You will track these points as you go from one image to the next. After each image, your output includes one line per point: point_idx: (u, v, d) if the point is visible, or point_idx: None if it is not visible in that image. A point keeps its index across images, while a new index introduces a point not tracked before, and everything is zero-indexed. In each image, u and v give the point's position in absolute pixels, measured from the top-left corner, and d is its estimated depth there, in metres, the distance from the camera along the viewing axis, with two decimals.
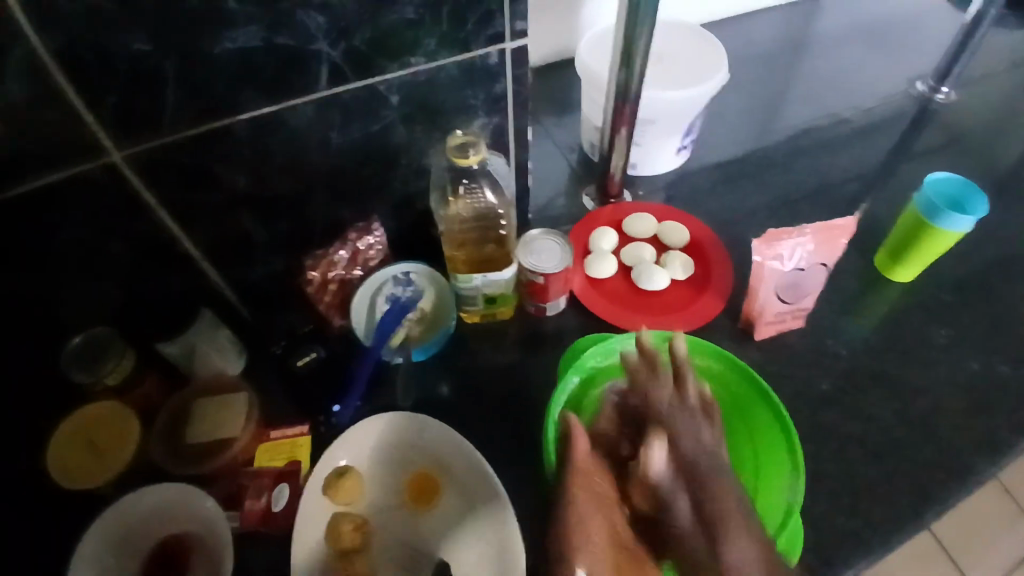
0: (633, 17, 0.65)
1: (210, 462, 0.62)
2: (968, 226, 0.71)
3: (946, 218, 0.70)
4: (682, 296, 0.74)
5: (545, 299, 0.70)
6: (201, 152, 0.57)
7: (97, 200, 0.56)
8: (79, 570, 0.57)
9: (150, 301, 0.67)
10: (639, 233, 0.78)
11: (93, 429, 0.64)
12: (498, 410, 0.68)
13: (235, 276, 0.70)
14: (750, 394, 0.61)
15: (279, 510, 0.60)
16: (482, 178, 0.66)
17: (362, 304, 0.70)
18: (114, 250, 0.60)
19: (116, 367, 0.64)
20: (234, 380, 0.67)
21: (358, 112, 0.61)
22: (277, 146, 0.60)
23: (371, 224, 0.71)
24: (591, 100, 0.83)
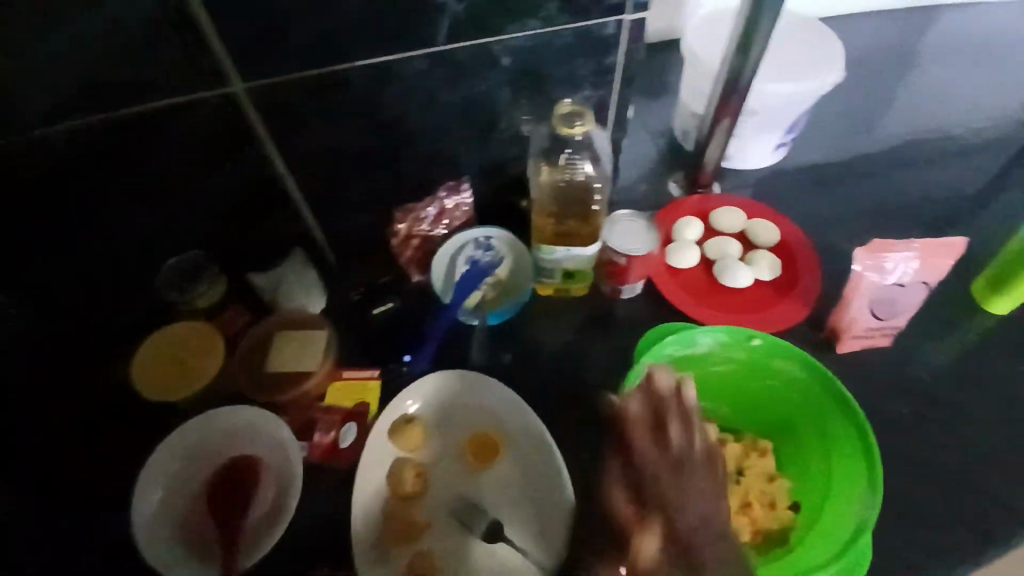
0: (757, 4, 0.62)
1: (285, 392, 0.65)
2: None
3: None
4: (764, 297, 0.72)
5: (623, 281, 0.70)
6: (314, 93, 0.58)
7: (215, 127, 0.58)
8: (150, 476, 0.61)
9: (244, 233, 0.70)
10: (727, 227, 0.75)
11: (178, 348, 0.67)
12: (560, 385, 0.68)
13: (324, 219, 0.71)
14: (829, 403, 0.58)
15: (346, 446, 0.63)
16: (584, 151, 0.67)
17: (441, 263, 0.71)
18: (221, 178, 0.63)
19: (206, 292, 0.68)
20: (314, 317, 0.69)
21: (468, 71, 0.61)
22: (384, 96, 0.60)
23: (461, 183, 0.72)
24: (696, 87, 0.79)
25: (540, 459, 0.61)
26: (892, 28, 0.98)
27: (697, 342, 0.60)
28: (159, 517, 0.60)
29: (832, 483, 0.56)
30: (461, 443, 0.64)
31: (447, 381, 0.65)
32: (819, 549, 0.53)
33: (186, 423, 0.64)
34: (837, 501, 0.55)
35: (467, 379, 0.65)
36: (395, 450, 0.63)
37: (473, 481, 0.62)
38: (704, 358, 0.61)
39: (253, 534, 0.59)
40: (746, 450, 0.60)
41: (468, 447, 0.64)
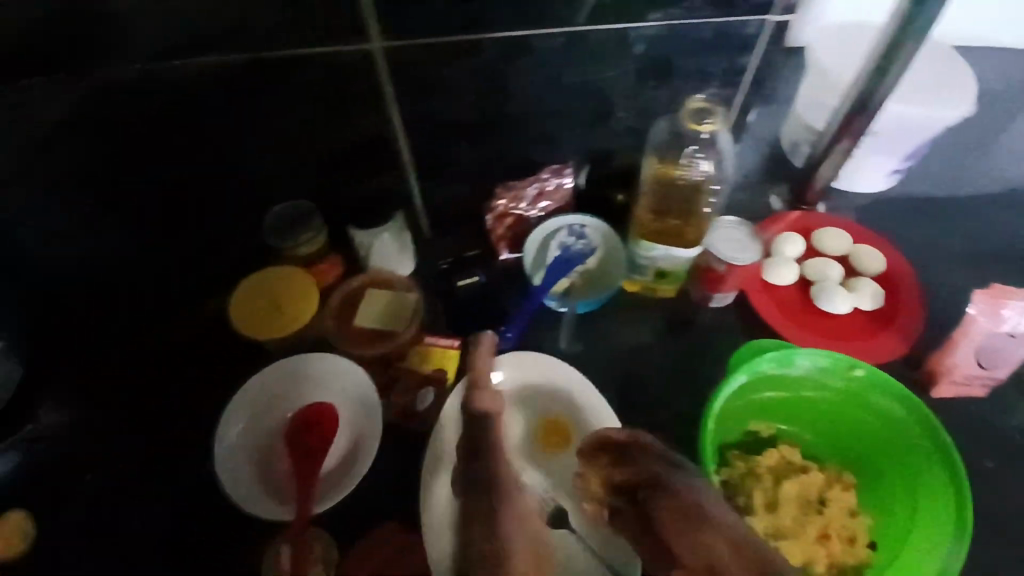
0: (904, 31, 0.60)
1: (368, 348, 0.66)
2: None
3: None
4: (859, 325, 0.70)
5: (716, 289, 0.67)
6: (446, 61, 0.58)
7: (345, 83, 0.59)
8: (238, 412, 0.63)
9: (349, 189, 0.71)
10: (831, 249, 0.73)
11: (272, 288, 0.67)
12: (637, 384, 0.67)
13: (426, 187, 0.72)
14: (928, 448, 0.56)
15: (421, 410, 0.64)
16: (705, 150, 0.63)
17: (533, 245, 0.71)
18: (339, 134, 0.64)
19: (311, 239, 0.68)
20: (403, 280, 0.70)
21: (600, 55, 0.60)
22: (512, 71, 0.60)
23: (565, 167, 0.71)
24: (817, 101, 0.74)
25: None
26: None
27: (795, 364, 0.58)
28: (240, 453, 0.62)
29: (914, 525, 0.55)
30: (534, 426, 0.64)
31: (524, 362, 0.66)
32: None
33: (272, 366, 0.65)
34: (915, 547, 0.55)
35: (548, 362, 0.66)
36: None
37: (543, 465, 0.63)
38: (797, 381, 0.59)
39: (331, 480, 0.60)
40: (827, 479, 0.58)
41: (540, 431, 0.64)
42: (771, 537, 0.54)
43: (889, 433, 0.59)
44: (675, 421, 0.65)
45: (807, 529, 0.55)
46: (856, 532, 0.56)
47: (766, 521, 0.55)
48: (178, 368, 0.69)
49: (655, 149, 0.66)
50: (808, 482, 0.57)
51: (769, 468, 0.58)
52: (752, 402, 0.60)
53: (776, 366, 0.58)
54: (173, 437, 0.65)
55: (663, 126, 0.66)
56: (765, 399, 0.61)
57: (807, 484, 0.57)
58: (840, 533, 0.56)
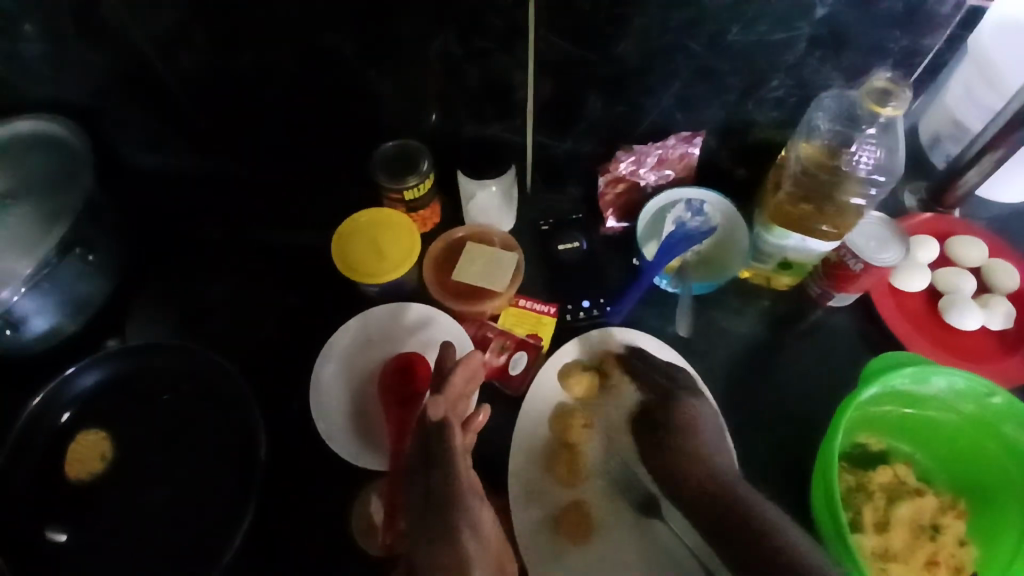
0: None
1: (467, 304, 0.63)
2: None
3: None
4: (984, 345, 0.65)
5: (841, 288, 0.63)
6: (608, 5, 0.52)
7: (489, 19, 0.53)
8: (333, 352, 0.62)
9: (461, 134, 0.66)
10: (966, 260, 0.67)
11: (374, 229, 0.63)
12: (739, 378, 0.64)
13: (543, 142, 0.67)
14: None
15: (516, 374, 0.62)
16: (873, 135, 0.59)
17: (648, 216, 0.67)
18: (469, 75, 0.59)
19: (416, 185, 0.63)
20: (508, 238, 0.67)
21: (776, 15, 0.54)
22: (673, 22, 0.54)
23: (696, 136, 0.66)
24: (977, 100, 0.65)
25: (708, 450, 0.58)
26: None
27: (932, 382, 0.54)
28: (335, 393, 0.61)
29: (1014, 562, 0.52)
30: None
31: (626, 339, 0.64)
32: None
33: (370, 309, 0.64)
34: None
35: (652, 344, 0.63)
36: (564, 394, 0.62)
37: None
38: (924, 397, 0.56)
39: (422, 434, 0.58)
40: (939, 505, 0.55)
41: None
42: (878, 557, 0.52)
43: (1016, 466, 0.55)
44: (777, 422, 0.62)
45: (916, 554, 0.53)
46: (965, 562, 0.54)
47: (876, 541, 0.52)
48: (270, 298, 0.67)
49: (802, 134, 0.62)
50: (921, 504, 0.55)
51: (883, 485, 0.55)
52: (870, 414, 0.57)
53: (909, 381, 0.54)
54: (262, 368, 0.64)
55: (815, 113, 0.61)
56: (885, 411, 0.58)
57: (920, 507, 0.54)
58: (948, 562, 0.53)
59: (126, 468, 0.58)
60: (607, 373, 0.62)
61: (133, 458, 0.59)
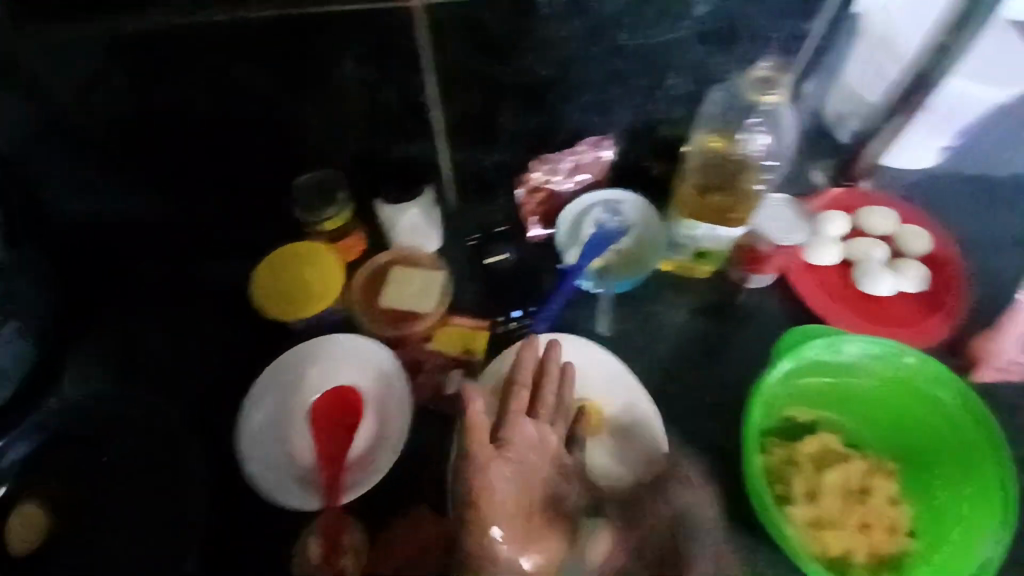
0: None
1: (395, 330, 0.64)
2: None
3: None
4: (905, 309, 0.67)
5: (757, 270, 0.66)
6: (501, 19, 0.54)
7: (388, 44, 0.55)
8: (264, 390, 0.63)
9: (379, 159, 0.67)
10: (876, 229, 0.70)
11: (296, 264, 0.66)
12: (674, 367, 0.65)
13: (460, 158, 0.68)
14: (974, 439, 0.55)
15: (449, 393, 0.63)
16: (760, 118, 0.62)
17: (567, 221, 0.69)
18: (375, 100, 0.60)
19: (334, 217, 0.65)
20: (432, 258, 0.67)
21: (661, 15, 0.56)
22: (566, 31, 0.56)
23: (604, 139, 0.67)
24: (875, 70, 0.69)
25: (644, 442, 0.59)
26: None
27: (844, 350, 0.57)
28: (266, 433, 0.61)
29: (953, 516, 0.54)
30: None
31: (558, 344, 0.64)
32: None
33: (296, 346, 0.65)
34: (959, 535, 0.53)
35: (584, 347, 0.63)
36: None
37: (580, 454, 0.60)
38: (842, 366, 0.58)
39: (356, 463, 0.59)
40: (870, 467, 0.57)
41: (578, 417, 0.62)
42: (813, 526, 0.54)
43: (938, 419, 0.57)
44: (715, 407, 0.63)
45: (850, 518, 0.54)
46: (900, 519, 0.55)
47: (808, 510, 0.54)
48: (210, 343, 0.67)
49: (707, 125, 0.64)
50: (850, 469, 0.56)
51: (812, 455, 0.57)
52: (795, 389, 0.59)
53: (826, 352, 0.56)
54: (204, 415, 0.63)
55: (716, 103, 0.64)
56: (810, 386, 0.59)
57: (850, 471, 0.56)
58: (883, 521, 0.55)
59: (70, 533, 0.57)
60: None
61: (75, 520, 0.58)
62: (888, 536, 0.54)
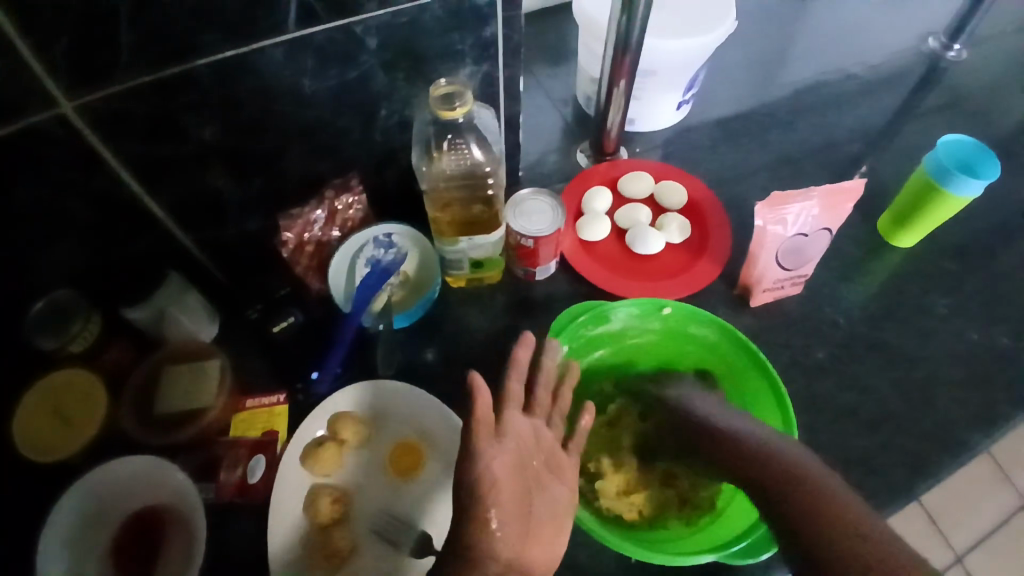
0: None
1: (184, 431, 0.60)
2: (956, 186, 0.67)
3: (942, 176, 0.67)
4: (678, 259, 0.73)
5: (535, 263, 0.68)
6: (163, 99, 0.51)
7: (47, 155, 0.50)
8: (46, 548, 0.55)
9: (114, 263, 0.62)
10: (637, 193, 0.75)
11: (58, 398, 0.61)
12: (480, 375, 0.67)
13: (207, 235, 0.66)
14: (747, 365, 0.62)
15: (256, 482, 0.59)
16: (469, 133, 0.60)
17: (341, 267, 0.67)
18: (72, 211, 0.55)
19: (82, 332, 0.60)
20: (205, 345, 0.64)
21: (333, 57, 0.54)
22: (241, 97, 0.53)
23: (350, 180, 0.66)
24: (590, 50, 0.77)
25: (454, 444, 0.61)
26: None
27: (612, 318, 0.63)
28: None
29: None
30: (384, 455, 0.62)
31: (360, 395, 0.63)
32: (828, 534, 0.41)
33: (65, 496, 0.57)
34: None
35: (384, 389, 0.63)
36: (311, 474, 0.60)
37: (400, 493, 0.61)
38: (620, 333, 0.65)
39: None
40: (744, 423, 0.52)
41: (392, 457, 0.62)
42: (622, 493, 0.57)
43: (715, 356, 0.64)
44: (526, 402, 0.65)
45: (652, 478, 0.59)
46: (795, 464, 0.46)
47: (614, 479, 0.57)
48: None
49: (419, 143, 0.63)
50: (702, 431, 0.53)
51: (605, 419, 0.63)
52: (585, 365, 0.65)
53: (593, 325, 0.63)
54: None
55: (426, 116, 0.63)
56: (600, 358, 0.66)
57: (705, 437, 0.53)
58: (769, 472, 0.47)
59: None
60: (345, 438, 0.60)
61: None
62: (780, 487, 0.45)
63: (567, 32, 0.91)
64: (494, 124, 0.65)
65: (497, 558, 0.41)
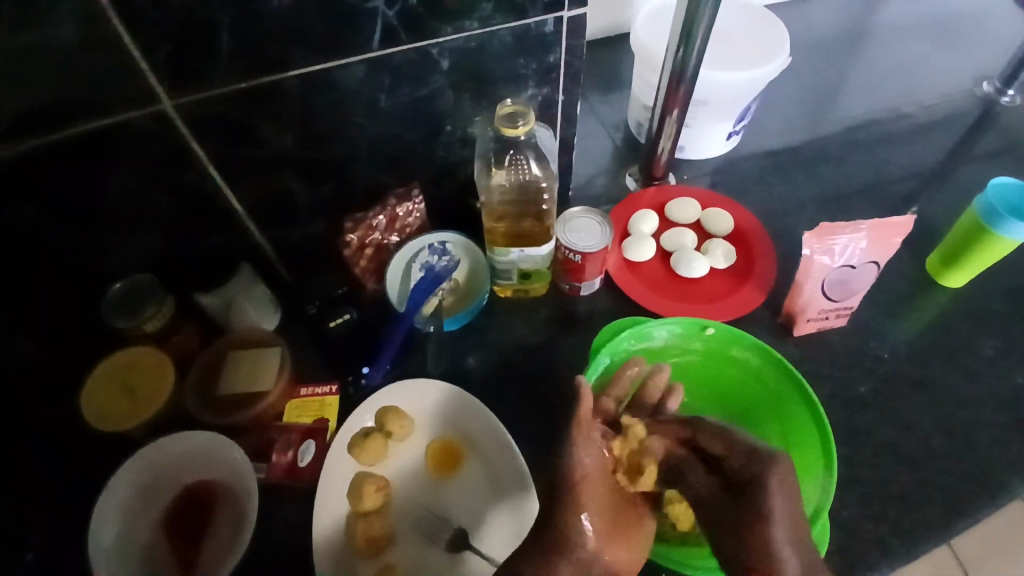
0: None
1: (244, 412, 0.64)
2: (1022, 236, 0.67)
3: (1008, 225, 0.67)
4: (723, 284, 0.74)
5: (580, 279, 0.70)
6: (252, 106, 0.56)
7: (145, 146, 0.56)
8: (105, 511, 0.60)
9: (192, 252, 0.68)
10: (684, 219, 0.78)
11: (131, 374, 0.66)
12: (522, 382, 0.69)
13: (275, 234, 0.71)
14: (789, 390, 0.64)
15: (305, 465, 0.62)
16: (528, 150, 0.64)
17: (397, 271, 0.70)
18: (161, 200, 0.61)
19: (156, 314, 0.65)
20: (267, 334, 0.69)
21: (408, 75, 0.58)
22: (322, 107, 0.58)
23: (412, 189, 0.70)
24: (645, 78, 0.81)
25: (502, 457, 0.63)
26: (854, 8, 1.03)
27: (652, 335, 0.66)
28: (116, 557, 0.59)
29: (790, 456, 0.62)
30: (424, 452, 0.65)
31: (408, 392, 0.66)
32: None
33: (123, 468, 0.61)
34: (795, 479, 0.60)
35: (428, 388, 0.66)
36: (357, 462, 0.63)
37: (438, 490, 0.63)
38: (660, 351, 0.67)
39: (213, 556, 0.59)
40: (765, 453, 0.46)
41: (432, 454, 0.64)
42: None
43: (754, 379, 0.66)
44: (563, 413, 0.67)
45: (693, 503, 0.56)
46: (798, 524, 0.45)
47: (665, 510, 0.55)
48: (15, 463, 0.64)
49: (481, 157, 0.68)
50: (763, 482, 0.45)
51: None
52: None
53: (634, 342, 0.66)
54: (47, 540, 0.61)
55: (488, 132, 0.67)
56: None
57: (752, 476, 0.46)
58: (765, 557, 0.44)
59: None
60: (392, 431, 0.63)
61: None
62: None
63: (623, 61, 0.95)
64: (551, 142, 0.69)
65: (584, 546, 0.47)
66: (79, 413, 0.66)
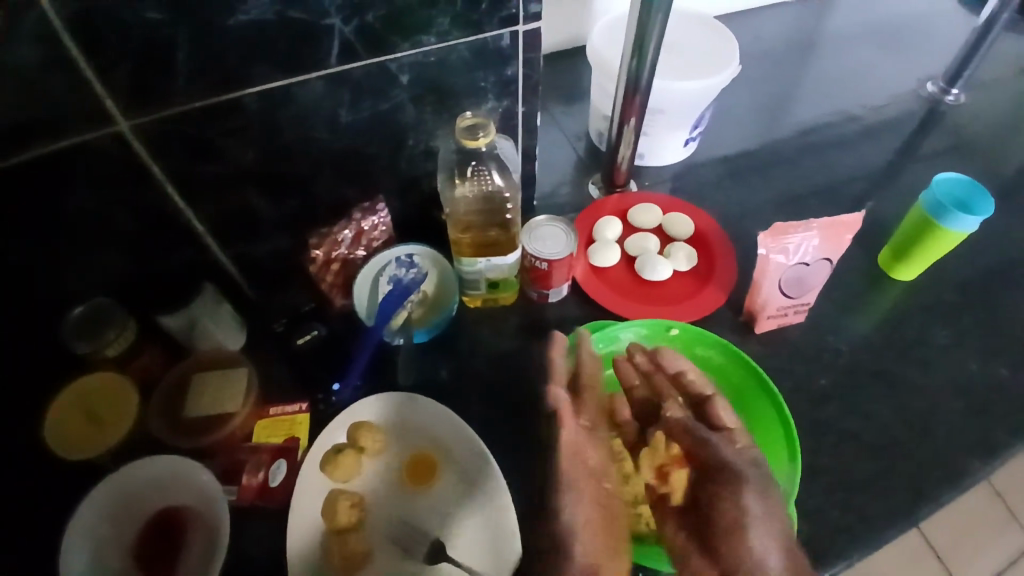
0: (646, 9, 0.62)
1: (212, 434, 0.63)
2: (975, 226, 0.71)
3: (952, 219, 0.70)
4: (685, 286, 0.76)
5: (547, 286, 0.71)
6: (210, 124, 0.56)
7: (104, 167, 0.55)
8: (71, 543, 0.58)
9: (154, 273, 0.67)
10: (646, 223, 0.79)
11: (93, 400, 0.65)
12: (494, 391, 0.69)
13: (240, 251, 0.70)
14: (752, 385, 0.66)
15: (277, 485, 0.61)
16: (491, 161, 0.65)
17: (363, 287, 0.70)
18: (122, 221, 0.60)
19: (117, 338, 0.64)
20: (233, 355, 0.68)
21: (369, 91, 0.59)
22: (283, 123, 0.59)
23: (377, 203, 0.70)
24: (603, 87, 0.83)
25: (476, 466, 0.63)
26: (803, 17, 1.07)
27: (619, 337, 0.68)
28: None
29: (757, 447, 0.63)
30: (398, 465, 0.64)
31: (380, 406, 0.66)
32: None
33: (87, 499, 0.60)
34: None
35: (399, 401, 0.66)
36: (330, 479, 0.62)
37: (414, 503, 0.63)
38: None
39: None
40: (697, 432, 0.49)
41: (406, 467, 0.64)
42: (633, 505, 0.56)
43: (720, 377, 0.67)
44: (536, 420, 0.67)
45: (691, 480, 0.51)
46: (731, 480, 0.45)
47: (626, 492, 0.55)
48: None
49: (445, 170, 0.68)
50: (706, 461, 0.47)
51: None
52: None
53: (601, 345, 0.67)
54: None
55: (451, 145, 0.68)
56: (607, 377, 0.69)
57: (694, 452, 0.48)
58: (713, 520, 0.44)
59: None
60: (364, 446, 0.63)
61: None
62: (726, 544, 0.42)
63: (582, 73, 0.98)
64: (514, 153, 0.69)
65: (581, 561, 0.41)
66: (40, 444, 0.64)
